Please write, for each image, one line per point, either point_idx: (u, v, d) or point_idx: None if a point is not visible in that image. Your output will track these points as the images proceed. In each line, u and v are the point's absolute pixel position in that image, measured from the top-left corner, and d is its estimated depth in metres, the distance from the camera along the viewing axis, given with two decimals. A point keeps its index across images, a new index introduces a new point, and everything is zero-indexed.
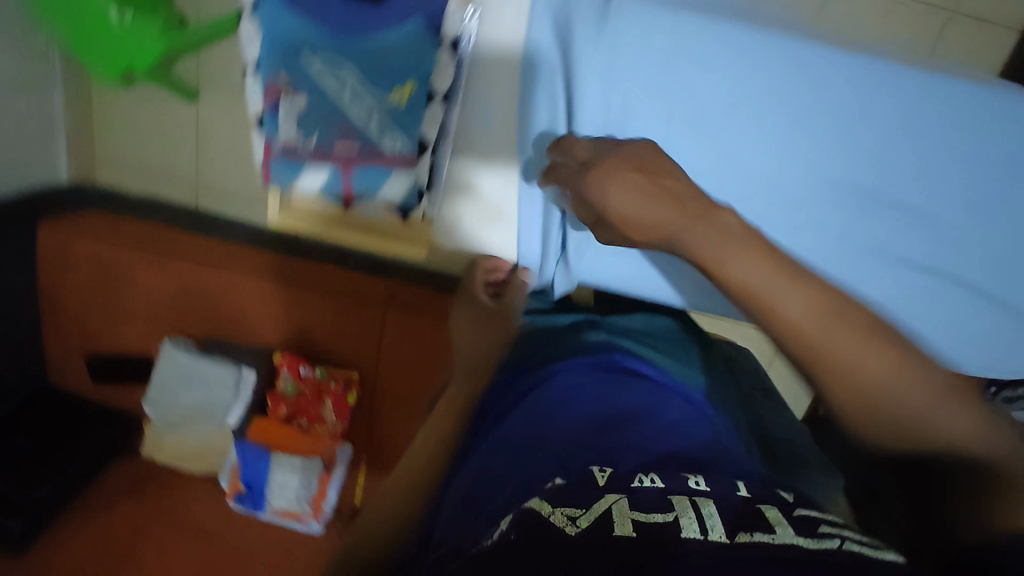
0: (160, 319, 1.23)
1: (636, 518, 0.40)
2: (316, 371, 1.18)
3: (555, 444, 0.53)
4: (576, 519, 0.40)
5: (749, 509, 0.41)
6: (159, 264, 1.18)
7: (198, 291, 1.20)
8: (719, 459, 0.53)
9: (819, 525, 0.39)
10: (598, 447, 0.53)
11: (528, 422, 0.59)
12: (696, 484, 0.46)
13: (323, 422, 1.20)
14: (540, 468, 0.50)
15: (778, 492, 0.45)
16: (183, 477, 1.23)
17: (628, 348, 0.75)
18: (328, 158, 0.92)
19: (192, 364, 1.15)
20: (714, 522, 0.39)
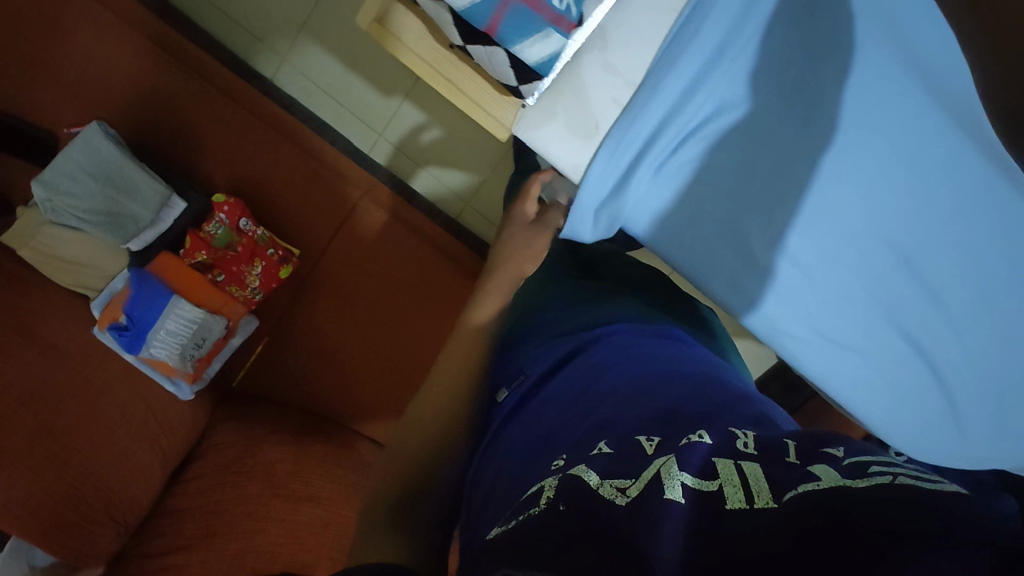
0: (85, 97, 1.01)
1: (684, 482, 0.43)
2: (257, 230, 1.04)
3: (595, 409, 0.60)
4: (626, 489, 0.45)
5: (795, 466, 0.43)
6: (121, 32, 1.01)
7: (151, 86, 1.02)
8: (763, 414, 0.57)
9: (870, 467, 0.40)
10: (642, 412, 0.57)
11: (572, 393, 0.65)
12: (743, 446, 0.48)
13: (242, 287, 1.07)
14: (584, 437, 0.55)
15: (827, 449, 0.45)
16: (46, 286, 1.01)
17: (654, 313, 0.83)
18: None
19: (117, 163, 0.96)
20: (760, 485, 0.41)
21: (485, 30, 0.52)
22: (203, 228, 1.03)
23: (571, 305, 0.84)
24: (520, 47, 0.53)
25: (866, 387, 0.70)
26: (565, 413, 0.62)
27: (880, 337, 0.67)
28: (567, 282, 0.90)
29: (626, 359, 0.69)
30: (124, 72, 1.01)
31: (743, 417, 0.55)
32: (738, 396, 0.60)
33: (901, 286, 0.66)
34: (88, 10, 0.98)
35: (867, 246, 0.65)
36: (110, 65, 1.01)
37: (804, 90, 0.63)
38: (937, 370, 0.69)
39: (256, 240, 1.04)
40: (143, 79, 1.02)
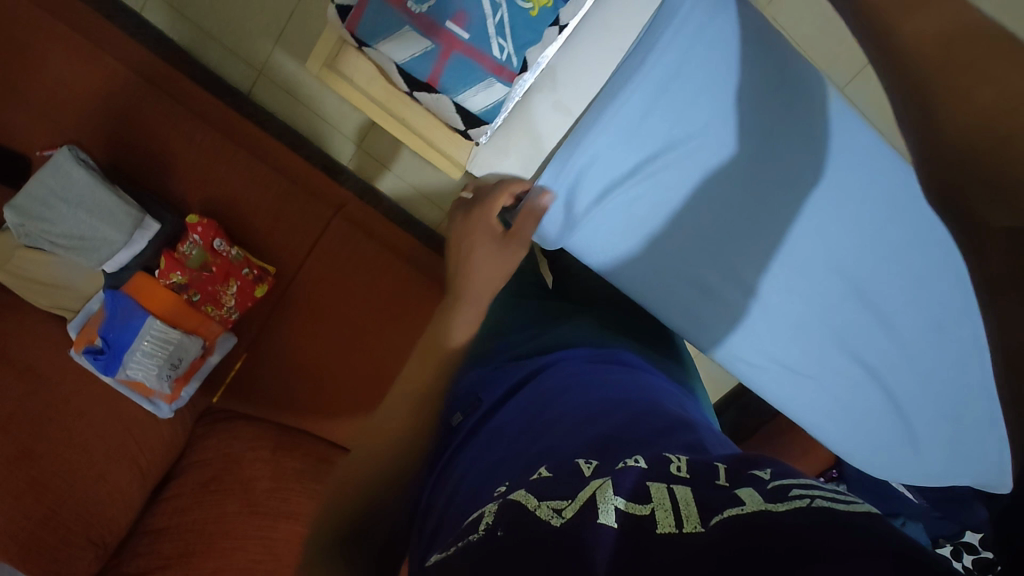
0: (55, 118, 1.01)
1: (619, 507, 0.44)
2: (232, 250, 1.05)
3: (544, 432, 0.62)
4: (562, 511, 0.46)
5: (723, 490, 0.45)
6: (89, 54, 0.99)
7: (120, 106, 1.02)
8: (700, 439, 0.59)
9: (790, 490, 0.42)
10: (587, 439, 0.58)
11: (525, 416, 0.66)
12: (677, 470, 0.49)
13: (219, 306, 1.08)
14: (528, 462, 0.57)
15: (754, 471, 0.48)
16: (21, 308, 1.02)
17: (608, 336, 0.84)
18: (432, 28, 0.60)
19: (87, 187, 0.96)
20: (690, 512, 0.42)
21: (429, 82, 0.64)
22: (179, 248, 1.04)
23: (531, 331, 0.86)
24: (464, 96, 0.64)
25: (824, 412, 0.73)
26: (518, 437, 0.63)
27: (833, 357, 0.71)
28: (531, 307, 0.91)
29: (578, 384, 0.71)
30: (94, 93, 1.01)
31: (680, 443, 0.56)
32: (679, 422, 0.62)
33: (850, 308, 0.69)
34: (55, 32, 0.97)
35: (817, 272, 0.68)
36: (81, 87, 1.00)
37: (757, 130, 0.66)
38: (892, 396, 0.72)
39: (231, 260, 1.05)
40: (115, 103, 1.02)
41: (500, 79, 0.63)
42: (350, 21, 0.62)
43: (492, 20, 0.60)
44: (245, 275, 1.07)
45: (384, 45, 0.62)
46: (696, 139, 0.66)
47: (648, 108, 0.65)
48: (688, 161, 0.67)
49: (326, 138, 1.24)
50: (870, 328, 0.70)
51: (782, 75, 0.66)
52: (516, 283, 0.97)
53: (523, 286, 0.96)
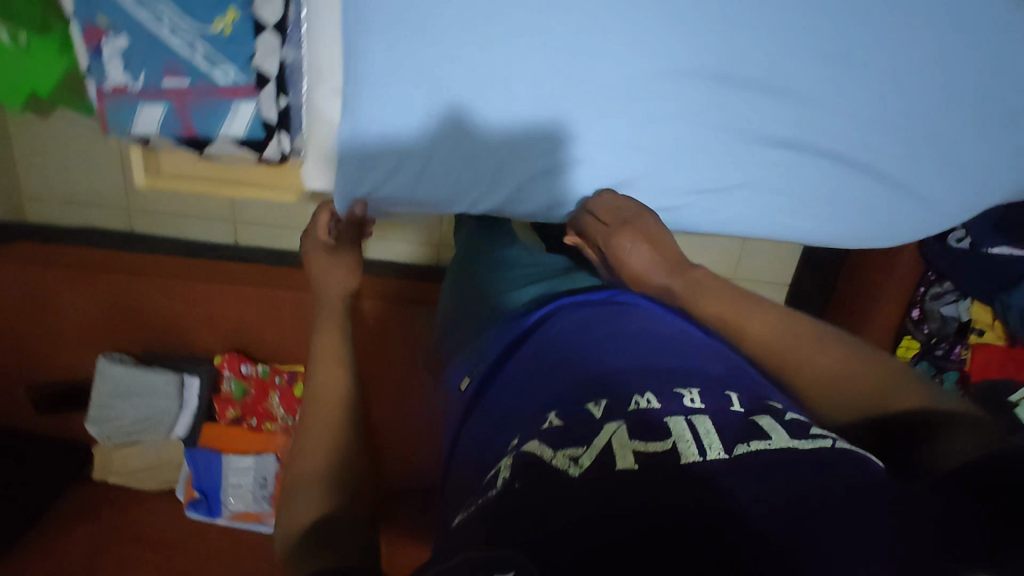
0: (95, 339, 1.21)
1: (638, 450, 0.44)
2: (259, 368, 1.19)
3: (550, 381, 0.60)
4: (578, 459, 0.44)
5: (738, 418, 0.48)
6: (88, 281, 1.17)
7: (131, 306, 1.19)
8: (712, 369, 0.57)
9: (809, 428, 0.46)
10: (596, 382, 0.56)
11: (532, 365, 0.64)
12: (690, 401, 0.50)
13: (273, 419, 1.19)
14: (534, 414, 0.55)
15: (765, 403, 0.51)
16: (142, 496, 1.21)
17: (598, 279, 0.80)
18: (161, 95, 0.79)
19: (128, 376, 1.12)
20: (712, 438, 0.44)
21: (191, 134, 0.82)
22: (222, 389, 1.19)
23: (518, 291, 0.83)
24: (225, 128, 0.82)
25: (773, 204, 0.86)
26: (523, 387, 0.62)
27: (741, 146, 0.83)
28: (509, 271, 0.88)
29: (579, 326, 0.67)
30: (111, 308, 1.19)
31: (697, 376, 0.56)
32: (689, 352, 0.60)
33: (737, 93, 0.80)
34: (61, 279, 1.16)
35: (689, 82, 0.80)
36: (101, 309, 1.19)
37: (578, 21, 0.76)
38: (823, 150, 0.84)
39: (261, 376, 1.19)
40: (125, 305, 1.19)
41: (242, 101, 0.80)
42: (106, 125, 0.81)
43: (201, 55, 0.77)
44: (278, 383, 1.19)
45: (139, 130, 0.81)
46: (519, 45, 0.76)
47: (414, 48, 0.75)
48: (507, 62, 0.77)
49: (278, 236, 1.25)
50: (763, 100, 0.81)
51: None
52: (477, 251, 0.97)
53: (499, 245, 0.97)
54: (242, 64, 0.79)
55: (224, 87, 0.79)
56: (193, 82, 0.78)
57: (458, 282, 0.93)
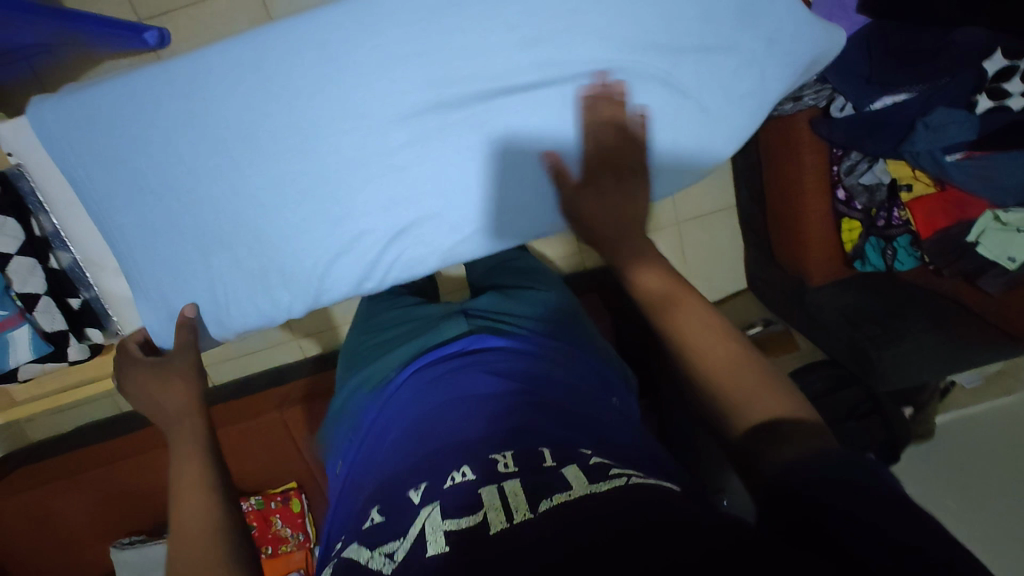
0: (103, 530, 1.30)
1: (448, 528, 0.44)
2: (253, 501, 1.22)
3: (385, 461, 0.61)
4: (393, 553, 0.44)
5: (550, 468, 0.49)
6: (72, 484, 1.24)
7: (120, 491, 1.27)
8: (529, 419, 0.58)
9: (609, 471, 0.48)
10: (419, 459, 0.57)
11: (377, 445, 0.65)
12: (504, 465, 0.51)
13: (286, 540, 1.24)
14: (362, 503, 0.56)
15: (577, 447, 0.54)
16: None
17: (449, 326, 0.79)
18: None
19: (142, 557, 1.20)
20: (519, 500, 0.45)
21: None
22: None
23: (380, 359, 0.82)
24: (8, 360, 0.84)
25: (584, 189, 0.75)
26: (367, 472, 0.62)
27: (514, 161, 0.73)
28: (370, 348, 0.86)
29: (425, 389, 0.69)
30: (104, 498, 1.27)
31: (502, 428, 0.57)
32: (510, 404, 0.61)
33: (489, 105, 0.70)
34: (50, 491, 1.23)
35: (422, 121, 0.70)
36: (97, 502, 1.27)
37: (289, 96, 0.68)
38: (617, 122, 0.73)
39: (257, 507, 1.22)
40: (114, 491, 1.26)
41: (10, 329, 0.83)
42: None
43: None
44: (276, 506, 1.23)
45: None
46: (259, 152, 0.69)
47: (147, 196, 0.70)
48: (249, 171, 0.70)
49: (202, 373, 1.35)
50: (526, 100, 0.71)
51: (246, 50, 0.67)
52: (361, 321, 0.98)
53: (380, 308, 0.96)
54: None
55: None
56: None
57: (341, 371, 0.90)
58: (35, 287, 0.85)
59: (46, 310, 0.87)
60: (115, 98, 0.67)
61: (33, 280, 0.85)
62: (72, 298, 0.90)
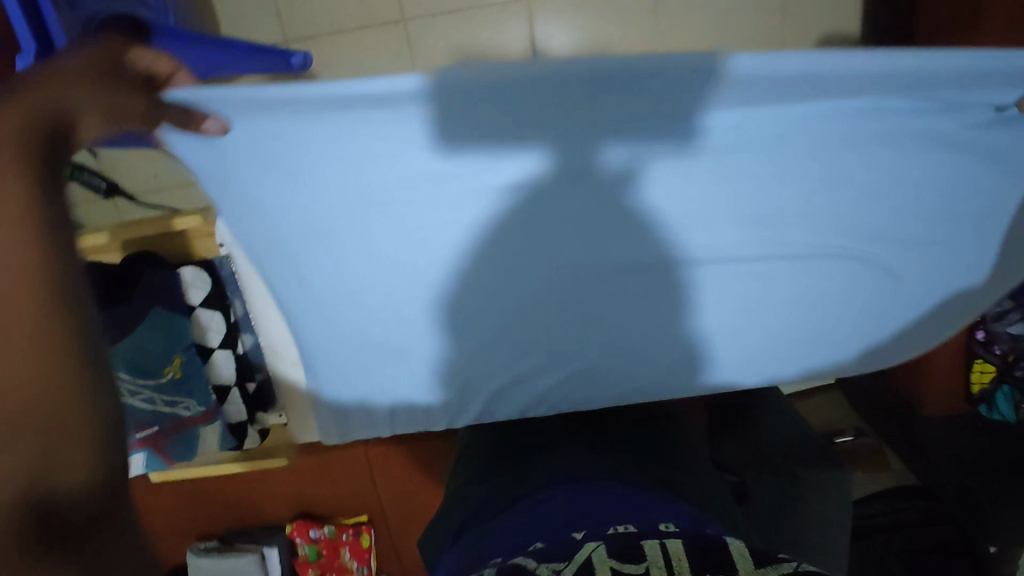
0: (176, 529, 1.33)
1: (614, 564, 0.49)
2: (325, 529, 1.27)
3: (539, 515, 0.64)
4: (560, 569, 0.50)
5: (711, 544, 0.54)
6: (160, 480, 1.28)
7: (202, 494, 1.30)
8: (675, 517, 0.61)
9: (778, 555, 0.51)
10: (571, 518, 0.62)
11: (527, 503, 0.68)
12: (664, 526, 0.58)
13: (350, 572, 1.28)
14: (516, 539, 0.60)
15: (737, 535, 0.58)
16: None
17: (593, 455, 0.78)
18: (140, 444, 0.97)
19: (212, 564, 1.21)
20: (679, 554, 0.51)
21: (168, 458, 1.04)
22: (299, 552, 1.28)
23: (506, 467, 0.81)
24: (198, 448, 1.03)
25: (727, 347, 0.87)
26: (513, 521, 0.65)
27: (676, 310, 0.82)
28: (508, 431, 0.93)
29: (582, 484, 0.69)
30: (186, 498, 1.30)
31: (654, 518, 0.61)
32: (665, 503, 0.65)
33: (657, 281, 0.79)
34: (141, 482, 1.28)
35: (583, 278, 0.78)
36: (175, 502, 1.31)
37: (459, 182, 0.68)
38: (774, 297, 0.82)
39: (330, 535, 1.27)
40: (196, 491, 1.29)
41: (207, 423, 1.00)
42: None
43: (159, 407, 0.92)
44: (347, 539, 1.27)
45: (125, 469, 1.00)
46: (412, 231, 0.73)
47: (343, 316, 0.81)
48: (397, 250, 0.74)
49: None
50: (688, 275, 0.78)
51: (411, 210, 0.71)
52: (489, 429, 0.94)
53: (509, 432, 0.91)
54: (200, 392, 0.96)
55: (192, 418, 0.97)
56: (164, 426, 0.95)
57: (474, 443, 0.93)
58: (223, 374, 1.00)
59: (225, 368, 1.00)
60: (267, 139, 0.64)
61: (225, 372, 1.00)
62: (250, 383, 1.04)
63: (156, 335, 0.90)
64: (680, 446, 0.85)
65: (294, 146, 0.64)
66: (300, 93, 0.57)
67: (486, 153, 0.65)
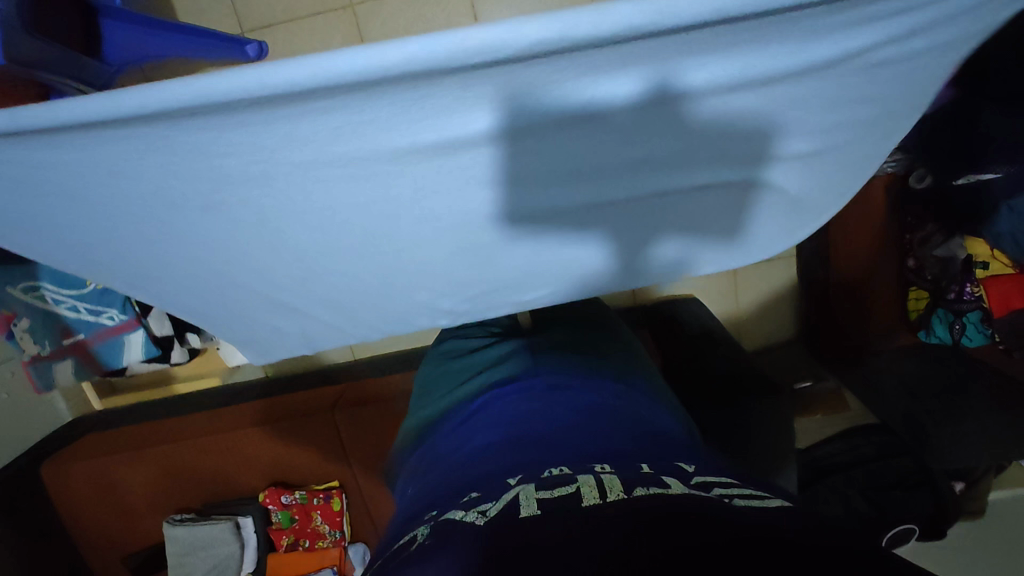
0: (156, 504, 1.38)
1: (540, 496, 0.52)
2: (297, 494, 1.31)
3: (482, 462, 0.72)
4: (486, 510, 0.53)
5: (650, 477, 0.54)
6: (137, 456, 1.33)
7: (177, 469, 1.34)
8: (605, 450, 0.69)
9: (714, 489, 0.51)
10: (512, 464, 0.69)
11: (472, 447, 0.77)
12: (603, 470, 0.59)
13: (324, 536, 1.32)
14: (461, 487, 0.69)
15: (682, 471, 0.59)
16: None
17: (526, 372, 0.89)
18: (66, 351, 1.01)
19: (190, 532, 1.27)
20: (613, 483, 0.52)
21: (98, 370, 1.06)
22: (273, 520, 1.32)
23: (457, 390, 0.94)
24: (125, 358, 1.05)
25: None
26: (459, 465, 0.74)
27: None
28: (453, 357, 1.03)
29: (520, 417, 0.79)
30: (162, 473, 1.34)
31: (584, 454, 0.69)
32: (592, 429, 0.75)
33: None
34: (118, 460, 1.33)
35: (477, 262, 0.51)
36: (152, 478, 1.35)
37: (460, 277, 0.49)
38: None
39: (302, 501, 1.31)
40: (171, 466, 1.34)
41: (130, 331, 1.02)
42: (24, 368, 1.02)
43: (84, 315, 0.99)
44: (318, 503, 1.31)
45: (57, 380, 1.04)
46: (195, 208, 0.41)
47: None
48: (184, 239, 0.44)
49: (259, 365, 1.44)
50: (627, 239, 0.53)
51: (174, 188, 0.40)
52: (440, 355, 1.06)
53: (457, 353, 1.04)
54: (120, 303, 0.99)
55: (115, 326, 1.01)
56: (88, 331, 1.01)
57: (434, 361, 1.06)
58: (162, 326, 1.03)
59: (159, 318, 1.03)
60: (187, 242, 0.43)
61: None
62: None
63: None
64: (611, 351, 0.96)
65: (155, 205, 0.40)
66: (140, 105, 0.32)
67: (549, 180, 0.42)
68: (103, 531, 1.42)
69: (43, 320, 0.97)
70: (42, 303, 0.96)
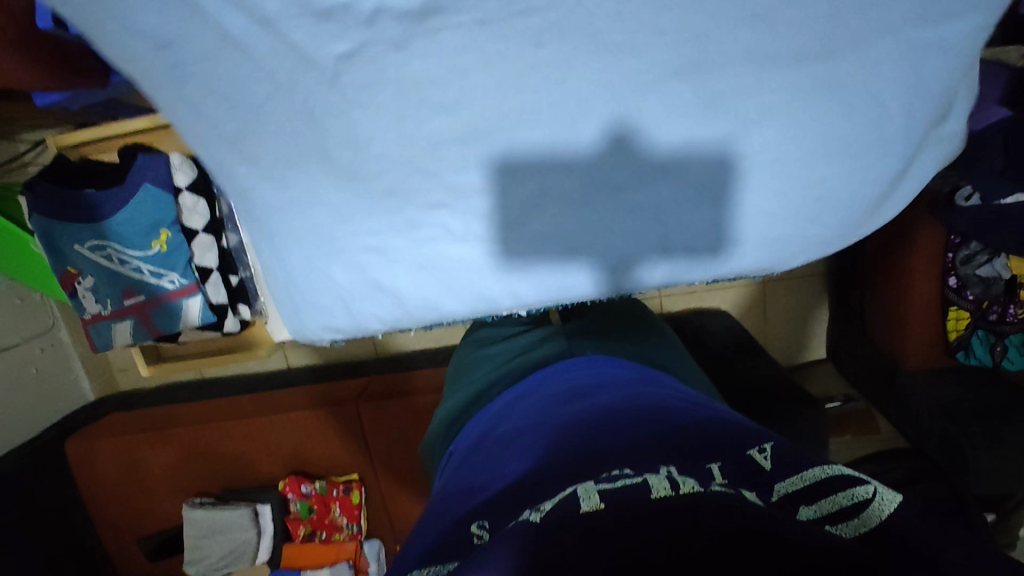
0: (176, 485, 1.38)
1: (601, 489, 0.53)
2: (317, 484, 1.31)
3: (527, 483, 0.70)
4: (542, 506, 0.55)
5: (723, 481, 0.54)
6: (160, 437, 1.33)
7: (201, 451, 1.34)
8: (650, 450, 0.68)
9: (800, 511, 0.50)
10: (560, 479, 0.66)
11: (517, 463, 0.75)
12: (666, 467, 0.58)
13: (341, 529, 1.32)
14: (507, 512, 0.66)
15: (753, 465, 0.58)
16: None
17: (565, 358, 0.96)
18: (127, 311, 1.05)
19: (209, 517, 1.27)
20: (685, 478, 0.53)
21: (156, 337, 1.08)
22: (291, 509, 1.31)
23: (500, 381, 1.00)
24: (182, 322, 1.06)
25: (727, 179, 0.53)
26: (505, 485, 0.72)
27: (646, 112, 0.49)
28: (491, 350, 1.10)
29: (558, 426, 0.79)
30: (182, 455, 1.35)
31: (632, 458, 0.67)
32: (634, 429, 0.73)
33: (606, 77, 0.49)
34: (142, 439, 1.34)
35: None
36: (172, 460, 1.36)
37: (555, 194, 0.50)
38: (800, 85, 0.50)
39: (321, 491, 1.31)
40: (193, 448, 1.34)
41: (190, 295, 1.05)
42: (88, 332, 1.06)
43: (150, 275, 1.03)
44: (338, 494, 1.32)
45: (114, 343, 1.07)
46: None
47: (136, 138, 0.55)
48: None
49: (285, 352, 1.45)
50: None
51: None
52: (476, 347, 1.15)
53: (495, 353, 1.09)
54: (181, 267, 1.04)
55: (175, 289, 1.05)
56: (149, 292, 1.04)
57: (471, 358, 1.13)
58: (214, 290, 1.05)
59: (215, 284, 1.05)
60: (281, 123, 0.48)
61: (208, 255, 1.04)
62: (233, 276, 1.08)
63: (142, 213, 1.00)
64: (650, 353, 1.02)
65: None
66: None
67: None
68: (121, 513, 1.44)
69: (105, 279, 1.03)
70: (105, 262, 1.02)
